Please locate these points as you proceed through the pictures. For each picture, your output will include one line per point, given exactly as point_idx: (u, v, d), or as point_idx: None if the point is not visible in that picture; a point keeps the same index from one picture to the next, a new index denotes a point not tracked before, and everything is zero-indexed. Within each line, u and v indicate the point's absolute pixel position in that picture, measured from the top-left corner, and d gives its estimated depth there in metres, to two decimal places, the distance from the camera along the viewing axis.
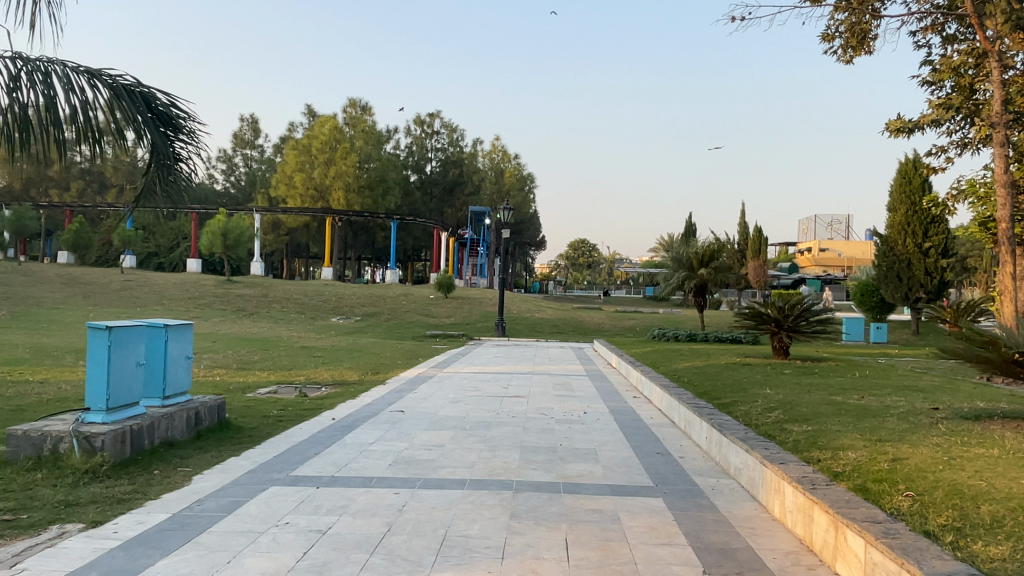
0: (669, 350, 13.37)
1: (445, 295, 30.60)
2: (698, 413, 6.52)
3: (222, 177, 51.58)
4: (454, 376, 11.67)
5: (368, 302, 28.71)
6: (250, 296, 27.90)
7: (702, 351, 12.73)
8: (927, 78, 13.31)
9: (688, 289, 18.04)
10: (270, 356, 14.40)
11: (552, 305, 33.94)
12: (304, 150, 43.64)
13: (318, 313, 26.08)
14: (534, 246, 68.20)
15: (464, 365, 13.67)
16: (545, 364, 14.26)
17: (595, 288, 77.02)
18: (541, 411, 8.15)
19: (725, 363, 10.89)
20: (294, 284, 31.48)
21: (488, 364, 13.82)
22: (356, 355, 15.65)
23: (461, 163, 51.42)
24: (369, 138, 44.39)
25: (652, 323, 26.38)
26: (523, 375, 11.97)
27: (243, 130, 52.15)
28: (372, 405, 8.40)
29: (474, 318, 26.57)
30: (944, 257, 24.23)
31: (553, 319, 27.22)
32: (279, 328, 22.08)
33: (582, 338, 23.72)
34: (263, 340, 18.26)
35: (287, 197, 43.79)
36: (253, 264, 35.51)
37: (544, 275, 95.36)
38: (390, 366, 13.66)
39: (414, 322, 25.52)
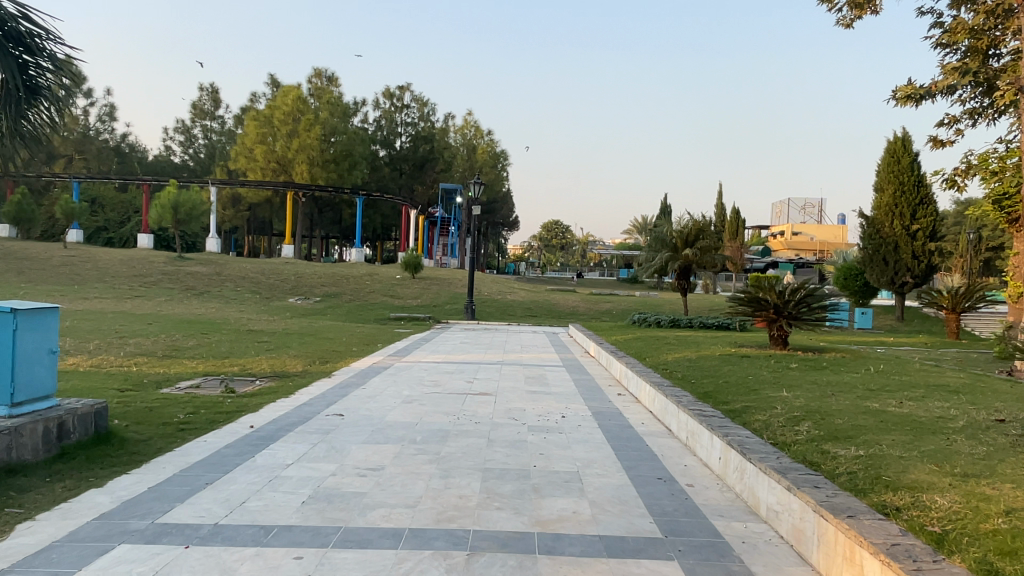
0: (653, 338, 12.04)
1: (412, 275, 28.97)
2: (707, 424, 5.18)
3: (180, 149, 49.13)
4: (412, 367, 10.22)
5: (329, 282, 26.99)
6: (202, 275, 26.04)
7: (690, 340, 11.41)
8: (939, 40, 12.08)
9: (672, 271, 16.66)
10: (208, 342, 12.80)
11: (525, 287, 32.49)
12: (266, 121, 41.36)
13: (274, 293, 24.38)
14: (506, 225, 66.72)
15: (426, 353, 12.22)
16: (515, 352, 12.86)
17: (568, 270, 75.72)
18: (511, 414, 6.75)
19: (720, 354, 9.57)
20: (251, 262, 29.61)
21: (453, 353, 12.37)
22: (307, 340, 14.10)
23: (433, 139, 49.62)
24: (335, 109, 42.44)
25: (630, 307, 25.10)
26: (491, 366, 10.55)
27: (202, 99, 49.60)
28: (306, 407, 6.94)
29: (442, 299, 25.06)
30: (932, 240, 23.25)
31: (526, 302, 25.81)
32: (229, 309, 20.37)
33: (555, 322, 22.40)
34: (206, 322, 16.59)
35: (248, 170, 41.68)
36: (208, 240, 33.52)
37: (517, 256, 94.07)
38: (342, 353, 12.17)
39: (377, 304, 23.92)
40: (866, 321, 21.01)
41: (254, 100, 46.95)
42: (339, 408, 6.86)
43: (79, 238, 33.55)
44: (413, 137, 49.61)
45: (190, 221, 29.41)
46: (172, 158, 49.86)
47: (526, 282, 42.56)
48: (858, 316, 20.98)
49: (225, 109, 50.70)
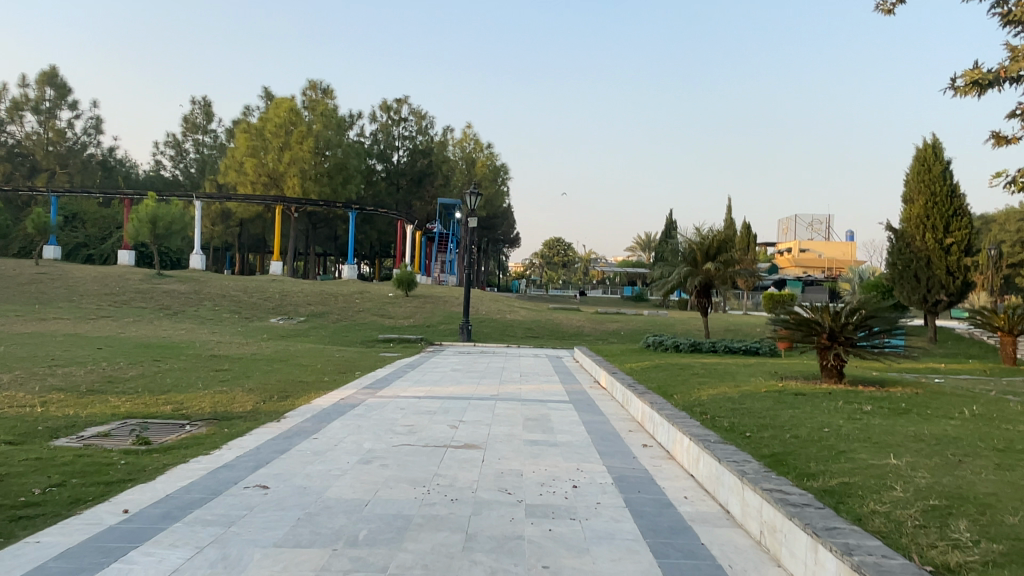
0: (676, 367, 10.21)
1: (405, 293, 27.19)
2: (802, 521, 3.34)
3: (171, 163, 47.58)
4: (387, 405, 8.36)
5: (316, 300, 25.19)
6: (179, 293, 24.22)
7: (724, 370, 9.57)
8: (1007, 16, 10.25)
9: (689, 290, 14.81)
10: (155, 371, 10.94)
11: (525, 305, 30.69)
12: (257, 134, 39.88)
13: (255, 313, 22.57)
14: (507, 242, 65.08)
15: (408, 385, 10.36)
16: (512, 383, 10.99)
17: (569, 287, 73.90)
18: (503, 484, 4.88)
19: (763, 389, 7.76)
20: (234, 279, 27.82)
21: (440, 384, 10.50)
22: (275, 368, 12.26)
23: (431, 153, 47.99)
24: (329, 122, 40.78)
25: (638, 328, 23.26)
26: (483, 402, 8.69)
27: (194, 113, 48.18)
28: (224, 473, 5.08)
29: (436, 319, 23.22)
30: (968, 255, 21.41)
31: (527, 322, 23.95)
32: (201, 331, 18.57)
33: (558, 344, 20.57)
34: (167, 346, 14.76)
35: (238, 185, 39.99)
36: (192, 256, 31.77)
37: (517, 274, 92.32)
38: (309, 385, 10.33)
39: (366, 324, 22.10)
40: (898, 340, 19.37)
41: (247, 113, 45.46)
42: (270, 474, 5.01)
43: (56, 255, 31.76)
44: (411, 151, 47.92)
45: (170, 236, 27.70)
46: (162, 173, 48.28)
47: (528, 300, 40.78)
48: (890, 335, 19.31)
49: (218, 123, 49.24)
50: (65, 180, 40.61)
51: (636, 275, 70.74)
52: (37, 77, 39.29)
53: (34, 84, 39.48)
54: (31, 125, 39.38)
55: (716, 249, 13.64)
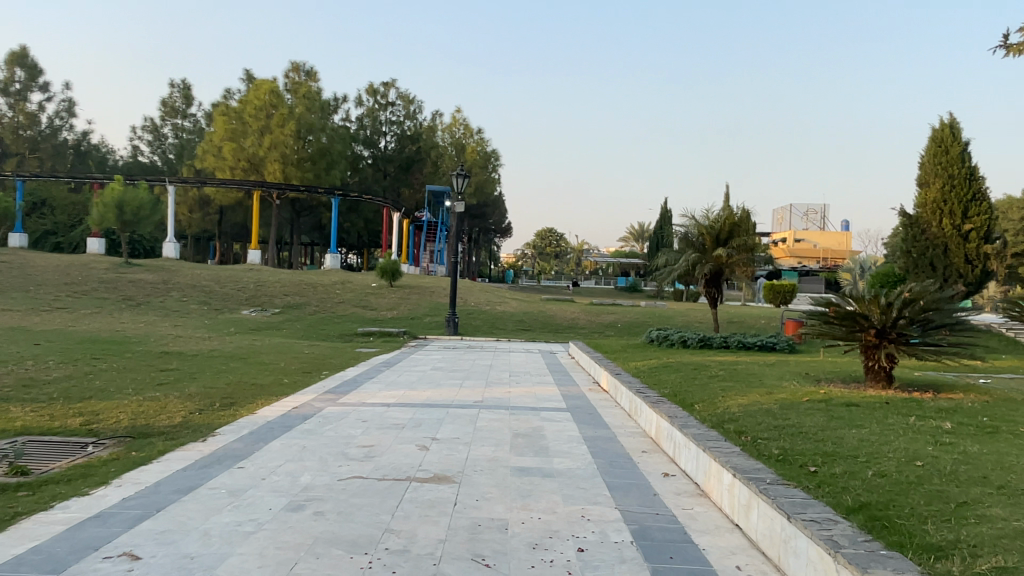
0: (690, 367, 8.79)
1: (389, 283, 25.69)
2: None
3: (149, 149, 45.80)
4: (347, 417, 6.89)
5: (293, 290, 23.62)
6: (146, 283, 22.64)
7: (747, 373, 8.18)
8: None
9: (698, 278, 13.38)
10: (86, 372, 9.46)
11: (515, 296, 29.23)
12: (236, 117, 38.17)
13: (226, 304, 21.04)
14: (499, 231, 63.62)
15: (378, 388, 8.89)
16: (499, 385, 9.55)
17: (561, 278, 72.42)
18: (479, 550, 3.43)
19: (802, 398, 6.36)
20: (209, 268, 26.26)
21: (416, 388, 9.04)
22: (232, 367, 10.79)
23: (419, 138, 46.34)
24: (313, 105, 39.07)
25: (636, 320, 21.84)
26: (462, 412, 7.24)
27: (172, 96, 46.31)
28: (89, 531, 3.62)
29: (421, 311, 21.71)
30: (987, 243, 20.17)
31: (518, 313, 22.52)
32: (162, 325, 17.03)
33: (552, 338, 19.15)
34: (117, 341, 13.24)
35: (216, 170, 38.26)
36: (165, 245, 30.13)
37: (509, 264, 90.74)
38: (261, 389, 8.84)
39: (346, 316, 20.62)
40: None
41: (227, 96, 43.64)
42: (151, 534, 3.57)
43: (22, 243, 30.08)
44: (399, 138, 46.17)
45: (139, 222, 26.06)
46: (140, 159, 46.41)
47: (520, 291, 39.38)
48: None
49: (198, 107, 47.39)
50: (36, 165, 38.71)
51: (629, 266, 69.32)
52: (5, 57, 37.26)
53: (2, 64, 37.49)
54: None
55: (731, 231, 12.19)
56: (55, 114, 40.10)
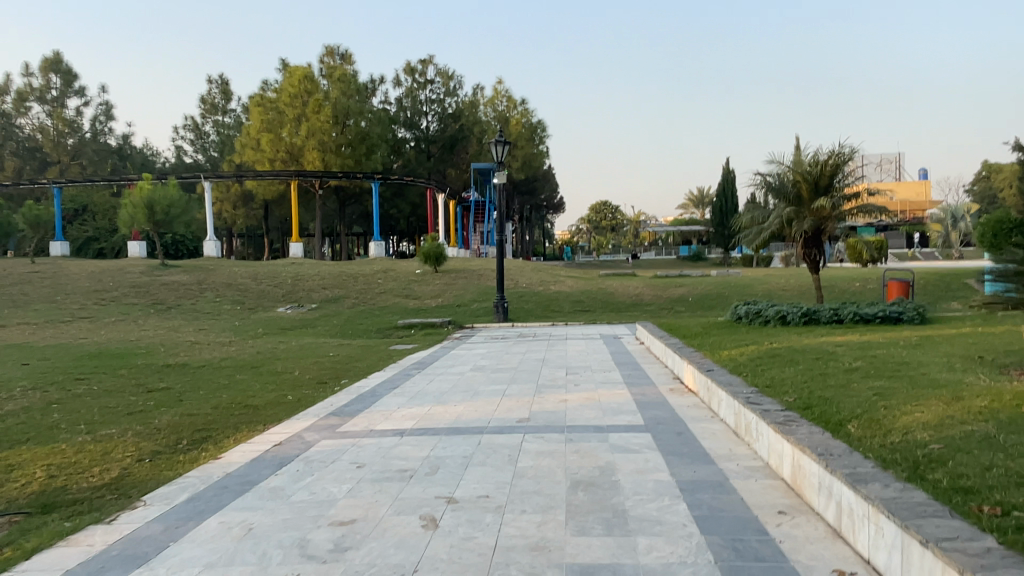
0: (807, 356, 6.56)
1: (434, 268, 23.86)
2: None
3: (192, 147, 45.21)
4: (338, 460, 4.91)
5: (332, 282, 21.98)
6: (180, 285, 21.39)
7: (895, 361, 5.91)
8: None
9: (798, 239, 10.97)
10: (51, 401, 7.81)
11: (571, 274, 27.03)
12: (272, 108, 36.68)
13: (260, 302, 19.55)
14: (551, 206, 61.30)
15: (396, 405, 6.92)
16: (554, 389, 7.46)
17: (619, 251, 69.65)
18: None
19: (1014, 407, 4.11)
20: (246, 264, 24.93)
21: (446, 401, 7.02)
22: (234, 381, 9.04)
23: (462, 115, 44.25)
24: (348, 88, 37.32)
25: (709, 293, 19.39)
26: (499, 444, 5.17)
27: (211, 93, 45.52)
28: None
29: (468, 297, 19.76)
30: None
31: (575, 292, 20.37)
32: (185, 329, 15.54)
33: (615, 318, 16.99)
34: (120, 354, 11.68)
35: (255, 163, 37.05)
36: (205, 244, 29.04)
37: (565, 241, 88.41)
38: (253, 413, 7.00)
39: (387, 308, 18.85)
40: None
41: (263, 87, 42.38)
42: None
43: (64, 252, 29.48)
44: (441, 117, 44.13)
45: (170, 220, 24.94)
46: (183, 159, 45.87)
47: (578, 268, 37.16)
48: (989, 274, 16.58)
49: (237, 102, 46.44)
50: (79, 171, 38.39)
51: (691, 234, 66.03)
52: (40, 64, 36.89)
53: (38, 72, 37.14)
54: (38, 116, 37.06)
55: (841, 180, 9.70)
56: (94, 119, 39.74)
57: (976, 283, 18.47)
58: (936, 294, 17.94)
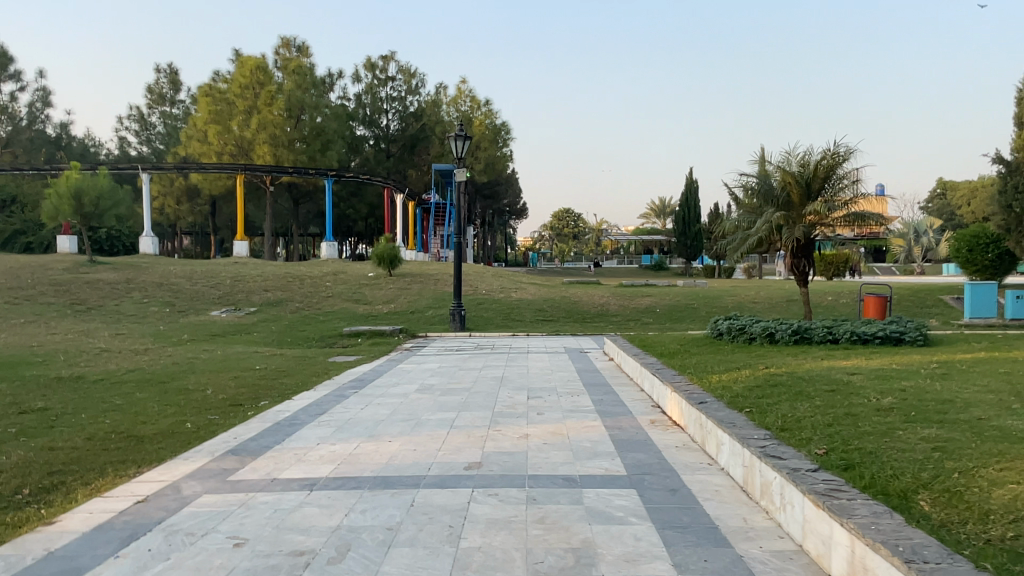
0: (820, 386, 5.38)
1: (388, 272, 22.43)
2: None
3: (137, 138, 42.90)
4: (210, 534, 3.53)
5: (275, 284, 20.33)
6: (107, 283, 19.56)
7: (933, 397, 4.78)
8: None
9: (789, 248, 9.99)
10: None
11: (533, 280, 25.87)
12: (222, 98, 34.71)
13: (194, 304, 17.87)
14: (513, 212, 60.21)
15: (316, 441, 5.52)
16: (512, 420, 6.15)
17: (581, 258, 68.92)
18: None
19: None
20: (184, 263, 23.13)
21: (379, 434, 5.64)
22: (130, 401, 7.55)
23: (424, 114, 42.71)
24: (303, 81, 35.59)
25: (678, 304, 18.35)
26: (439, 507, 3.84)
27: (159, 83, 43.22)
28: None
29: (422, 303, 18.36)
30: None
31: (537, 300, 19.17)
32: (100, 334, 13.84)
33: (579, 329, 15.82)
34: (9, 364, 10.02)
35: (202, 156, 35.04)
36: (142, 240, 27.09)
37: (526, 248, 87.49)
38: (131, 449, 5.53)
39: (334, 313, 17.34)
40: (990, 308, 15.55)
41: (214, 76, 40.21)
42: None
43: None
44: (402, 116, 42.42)
45: (100, 213, 23.02)
46: (128, 151, 43.51)
47: (540, 275, 36.07)
48: (966, 289, 15.71)
49: (187, 93, 44.24)
50: (10, 160, 35.97)
51: (653, 243, 65.73)
52: None
53: None
54: None
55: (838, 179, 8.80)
56: (31, 105, 36.95)
57: (951, 299, 17.76)
58: (912, 310, 17.16)
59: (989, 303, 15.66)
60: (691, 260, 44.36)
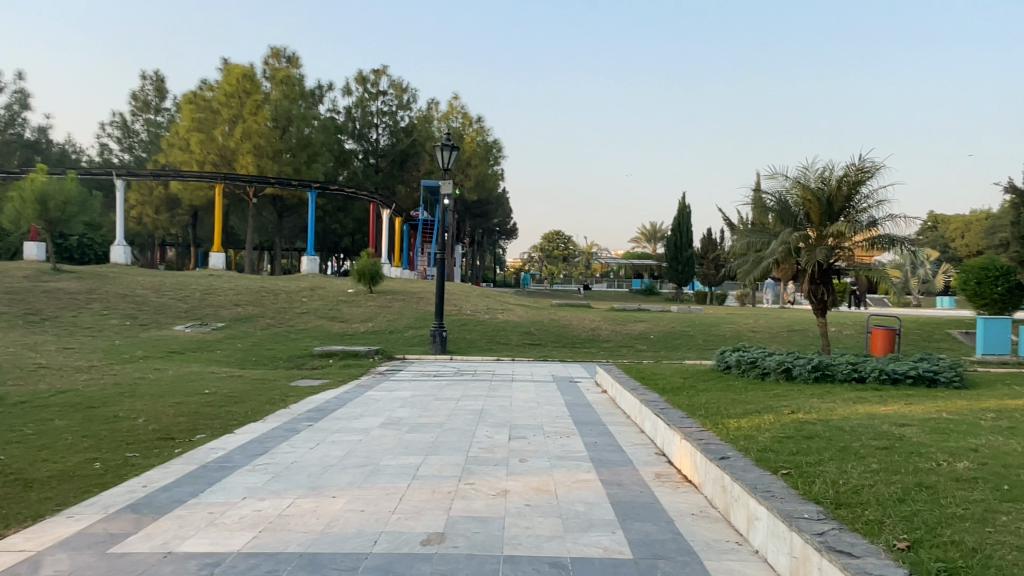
0: (869, 441, 4.35)
1: (369, 289, 21.37)
2: None
3: (119, 145, 41.76)
4: None
5: (247, 299, 19.17)
6: (67, 293, 18.35)
7: (1020, 462, 3.77)
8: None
9: (808, 273, 9.24)
10: None
11: (521, 302, 24.88)
12: (205, 106, 33.69)
13: (158, 317, 16.69)
14: (503, 232, 59.41)
15: (242, 494, 4.41)
16: (489, 469, 5.07)
17: (571, 281, 68.08)
18: None
19: None
20: (154, 273, 21.95)
21: (322, 486, 4.54)
22: (39, 432, 6.41)
23: (415, 129, 41.90)
24: (291, 91, 34.68)
25: (673, 331, 17.36)
26: None
27: (144, 90, 42.17)
28: None
29: (402, 323, 17.29)
30: None
31: (524, 323, 18.15)
32: (45, 347, 12.64)
33: (568, 355, 14.80)
34: None
35: (182, 164, 33.93)
36: (114, 249, 25.89)
37: (515, 269, 86.63)
38: (7, 499, 4.41)
39: (307, 332, 16.19)
40: (1004, 345, 14.63)
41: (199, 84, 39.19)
42: None
43: None
44: (392, 131, 41.53)
45: (66, 219, 21.84)
46: (109, 158, 42.36)
47: (529, 296, 35.06)
48: (979, 323, 14.79)
49: (172, 101, 43.20)
50: None
51: (643, 267, 65.07)
52: None
53: None
54: None
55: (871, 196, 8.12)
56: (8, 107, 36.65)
57: (959, 333, 16.87)
58: (919, 344, 16.22)
59: (1005, 339, 14.71)
60: (682, 286, 43.53)
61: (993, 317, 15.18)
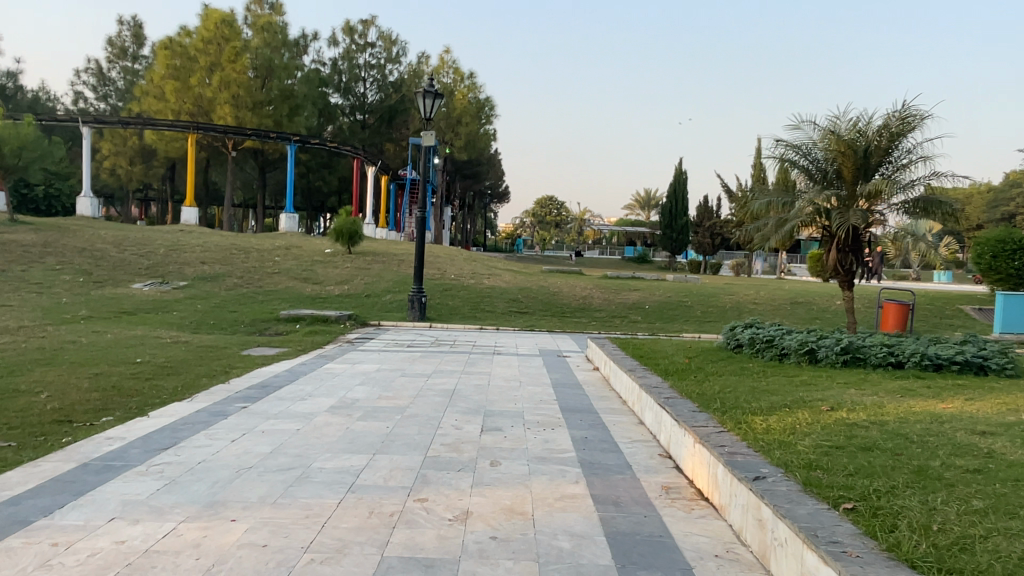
0: (951, 460, 3.26)
1: (347, 249, 20.15)
2: None
3: (94, 93, 39.90)
4: None
5: (216, 257, 17.91)
6: (20, 245, 17.04)
7: None
8: None
9: (838, 238, 8.31)
10: None
11: (510, 267, 23.72)
12: (182, 53, 31.91)
13: (115, 274, 15.44)
14: (494, 196, 57.97)
15: (111, 513, 3.28)
16: (450, 477, 3.96)
17: (562, 247, 66.83)
18: None
19: None
20: (120, 228, 20.63)
21: (223, 504, 3.41)
22: None
23: (404, 84, 40.21)
24: (273, 40, 32.93)
25: (669, 301, 16.27)
26: None
27: (120, 36, 40.16)
28: None
29: (380, 287, 16.12)
30: None
31: (510, 289, 17.01)
32: None
33: (556, 324, 13.73)
34: None
35: (157, 114, 32.24)
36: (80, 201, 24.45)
37: (506, 234, 85.24)
38: None
39: (275, 293, 14.98)
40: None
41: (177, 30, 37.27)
42: None
43: None
44: (380, 86, 40.07)
45: (25, 166, 20.40)
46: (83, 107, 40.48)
47: (518, 261, 33.86)
48: (998, 301, 13.75)
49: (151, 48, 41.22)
50: None
51: (637, 235, 63.88)
52: None
53: None
54: None
55: (912, 148, 7.11)
56: None
57: (972, 310, 15.86)
58: (931, 321, 15.18)
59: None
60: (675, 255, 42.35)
61: (1013, 294, 14.12)
